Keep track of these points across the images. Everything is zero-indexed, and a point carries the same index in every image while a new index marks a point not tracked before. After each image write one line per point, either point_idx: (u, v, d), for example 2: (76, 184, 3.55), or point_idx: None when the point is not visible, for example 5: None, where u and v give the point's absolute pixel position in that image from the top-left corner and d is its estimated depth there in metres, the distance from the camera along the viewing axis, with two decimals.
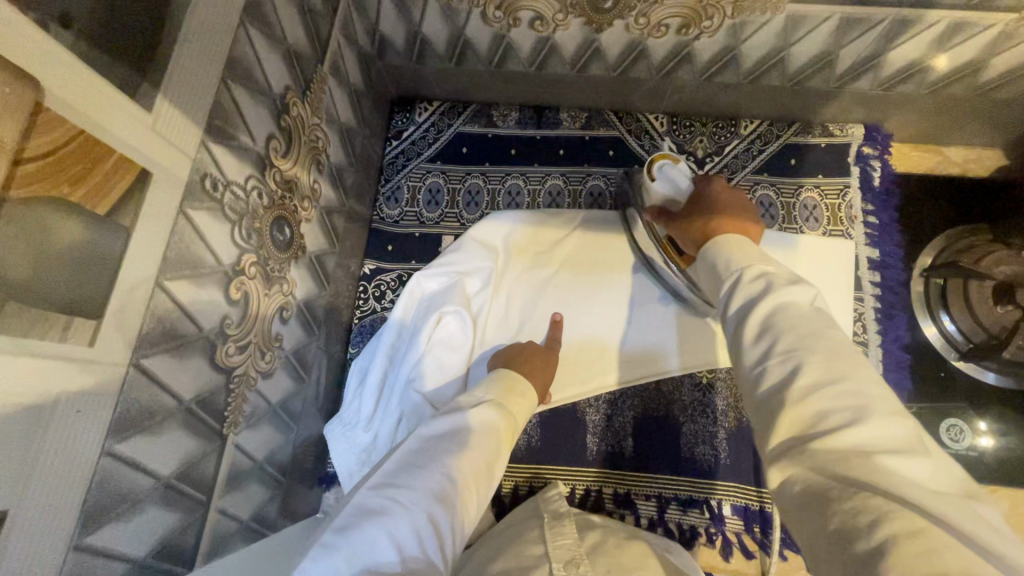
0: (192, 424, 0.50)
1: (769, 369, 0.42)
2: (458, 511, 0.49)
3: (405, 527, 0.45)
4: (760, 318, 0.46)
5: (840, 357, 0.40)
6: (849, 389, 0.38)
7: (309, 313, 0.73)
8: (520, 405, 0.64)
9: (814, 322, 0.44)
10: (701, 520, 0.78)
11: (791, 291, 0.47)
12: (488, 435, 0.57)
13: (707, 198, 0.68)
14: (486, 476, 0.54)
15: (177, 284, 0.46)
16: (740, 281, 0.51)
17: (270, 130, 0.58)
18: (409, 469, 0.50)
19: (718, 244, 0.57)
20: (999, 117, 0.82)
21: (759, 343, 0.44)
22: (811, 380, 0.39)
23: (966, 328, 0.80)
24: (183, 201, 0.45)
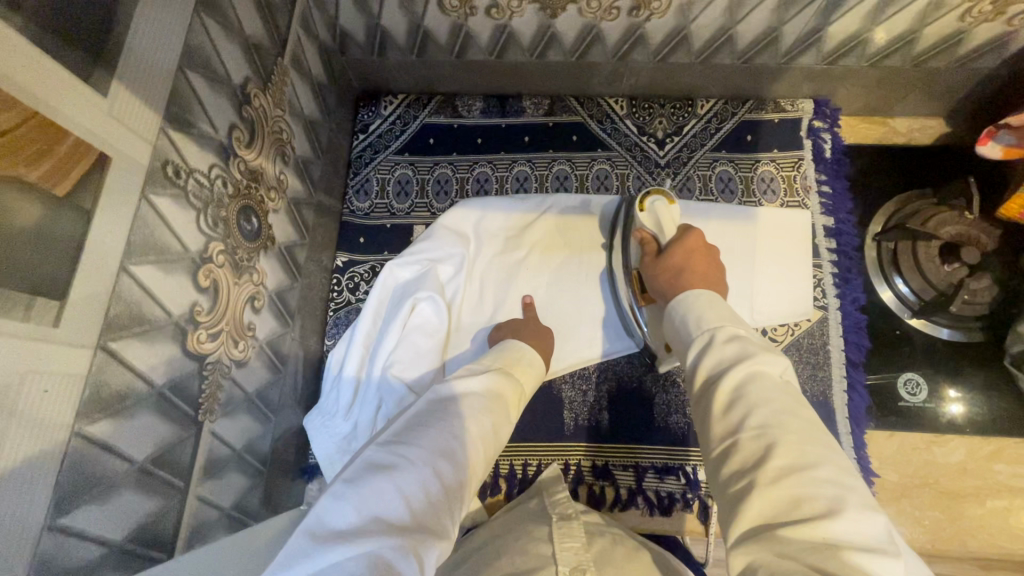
0: (166, 410, 0.50)
1: (742, 443, 0.45)
2: (460, 473, 0.52)
3: (412, 481, 0.47)
4: (730, 388, 0.49)
5: (811, 442, 0.43)
6: (825, 476, 0.41)
7: (283, 305, 0.73)
8: (520, 376, 0.68)
9: (787, 398, 0.47)
10: (679, 486, 0.80)
11: (764, 360, 0.50)
12: (489, 404, 0.61)
13: (684, 248, 0.72)
14: (488, 441, 0.57)
15: (143, 269, 0.46)
16: (713, 343, 0.54)
17: (233, 120, 0.59)
18: (414, 431, 0.53)
19: (691, 305, 0.61)
20: (936, 86, 0.87)
21: (728, 417, 0.48)
22: (783, 462, 0.42)
23: (917, 288, 0.84)
24: (145, 186, 0.46)
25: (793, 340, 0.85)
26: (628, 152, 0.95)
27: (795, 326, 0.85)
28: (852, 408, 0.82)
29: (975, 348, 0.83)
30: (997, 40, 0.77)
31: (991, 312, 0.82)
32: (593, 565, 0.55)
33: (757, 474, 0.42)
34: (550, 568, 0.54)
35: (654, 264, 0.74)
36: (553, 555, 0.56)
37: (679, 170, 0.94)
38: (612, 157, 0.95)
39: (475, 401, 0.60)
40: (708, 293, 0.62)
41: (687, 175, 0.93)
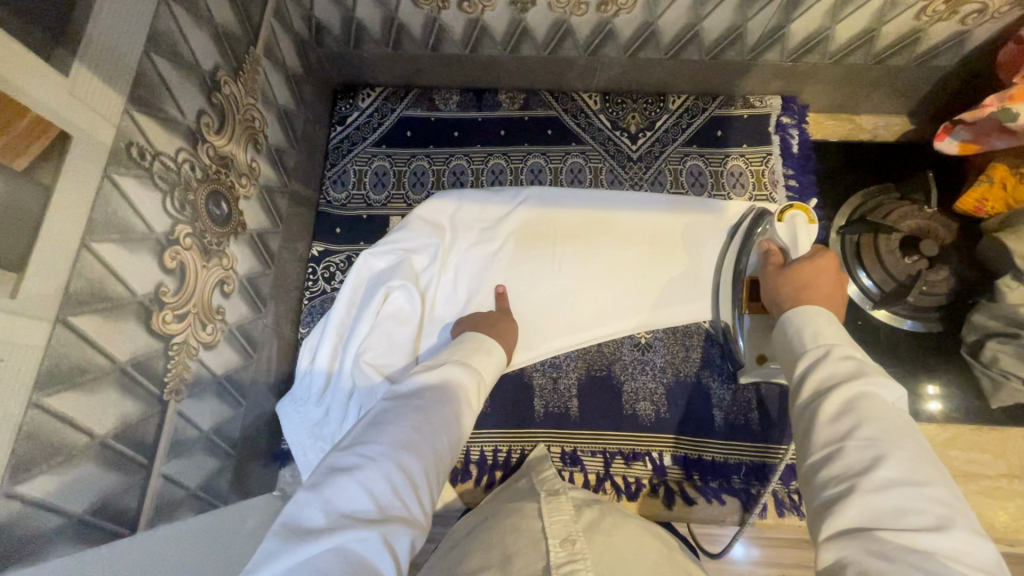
0: (130, 386, 0.51)
1: (845, 451, 0.46)
2: (427, 460, 0.53)
3: (377, 477, 0.49)
4: (840, 400, 0.49)
5: (929, 463, 0.45)
6: (936, 495, 0.42)
7: (254, 290, 0.74)
8: (483, 364, 0.70)
9: (897, 418, 0.47)
10: (645, 472, 0.82)
11: (879, 382, 0.50)
12: (453, 394, 0.62)
13: (811, 268, 0.67)
14: (454, 427, 0.59)
15: (107, 247, 0.47)
16: (825, 358, 0.54)
17: (202, 106, 0.60)
18: (377, 428, 0.55)
19: (810, 318, 0.59)
20: (898, 84, 0.90)
21: (834, 426, 0.48)
22: (892, 473, 0.43)
23: (880, 281, 0.86)
24: (109, 166, 0.47)
25: None
26: (602, 147, 0.97)
27: None
28: None
29: (935, 339, 0.86)
30: (954, 39, 0.80)
31: (947, 302, 0.84)
32: (582, 533, 0.57)
33: (859, 480, 0.43)
34: (540, 545, 0.54)
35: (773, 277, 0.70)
36: (544, 528, 0.58)
37: (651, 164, 0.96)
38: (585, 151, 0.97)
39: (438, 393, 0.61)
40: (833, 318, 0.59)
41: (658, 169, 0.95)
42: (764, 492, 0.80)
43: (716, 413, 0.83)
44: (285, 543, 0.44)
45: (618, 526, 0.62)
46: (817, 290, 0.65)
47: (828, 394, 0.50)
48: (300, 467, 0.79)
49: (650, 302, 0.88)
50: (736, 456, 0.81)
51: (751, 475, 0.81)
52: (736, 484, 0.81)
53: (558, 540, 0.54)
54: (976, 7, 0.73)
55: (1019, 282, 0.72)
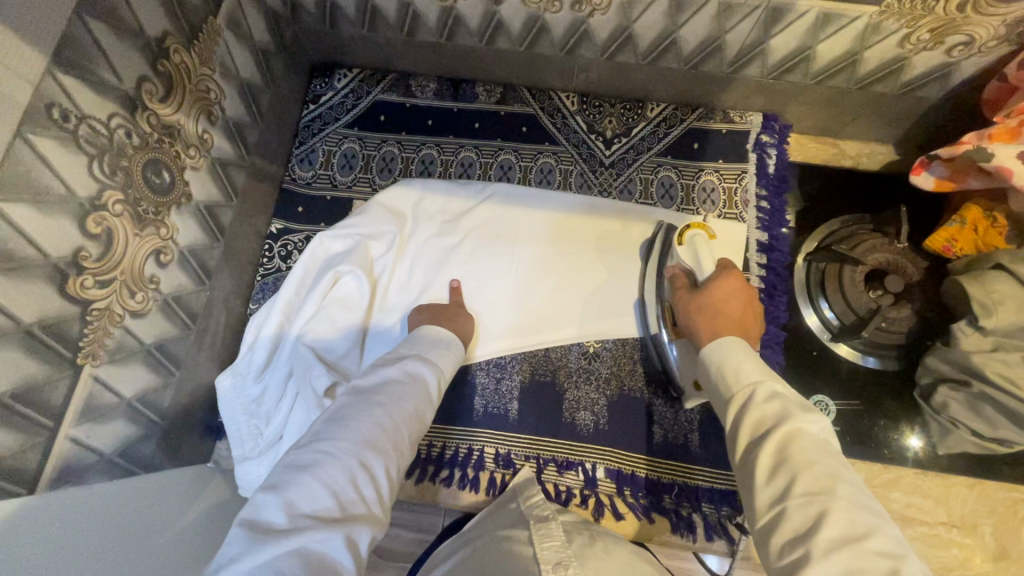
0: (35, 348, 0.51)
1: (789, 511, 0.44)
2: (389, 457, 0.54)
3: (339, 476, 0.49)
4: (773, 451, 0.47)
5: (866, 509, 0.43)
6: (879, 548, 0.40)
7: (197, 262, 0.74)
8: (445, 357, 0.69)
9: (830, 460, 0.46)
10: (577, 482, 0.81)
11: (806, 418, 0.49)
12: (418, 388, 0.62)
13: (719, 289, 0.68)
14: (415, 421, 0.59)
15: (15, 207, 0.47)
16: (752, 402, 0.52)
17: (144, 73, 0.59)
18: (338, 422, 0.54)
19: (725, 352, 0.57)
20: (883, 112, 0.87)
21: (773, 486, 0.46)
22: (837, 534, 0.41)
23: (840, 313, 0.84)
24: (23, 126, 0.47)
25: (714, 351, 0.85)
26: (575, 149, 0.95)
27: None
28: None
29: (891, 378, 0.84)
30: (939, 70, 0.77)
31: (906, 341, 0.82)
32: (574, 561, 0.57)
33: (809, 544, 0.41)
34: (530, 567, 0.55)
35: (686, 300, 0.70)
36: (535, 556, 0.58)
37: (623, 171, 0.94)
38: (558, 152, 0.95)
39: (403, 387, 0.61)
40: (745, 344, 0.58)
41: (629, 177, 0.93)
42: (694, 515, 0.79)
43: (656, 430, 0.82)
44: (245, 546, 0.44)
45: (604, 551, 0.62)
46: (730, 312, 0.66)
47: (761, 447, 0.48)
48: (232, 442, 0.79)
49: (604, 312, 0.86)
50: (670, 476, 0.80)
51: (683, 496, 0.79)
52: (667, 503, 0.79)
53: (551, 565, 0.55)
54: (962, 39, 0.70)
55: (972, 327, 0.70)
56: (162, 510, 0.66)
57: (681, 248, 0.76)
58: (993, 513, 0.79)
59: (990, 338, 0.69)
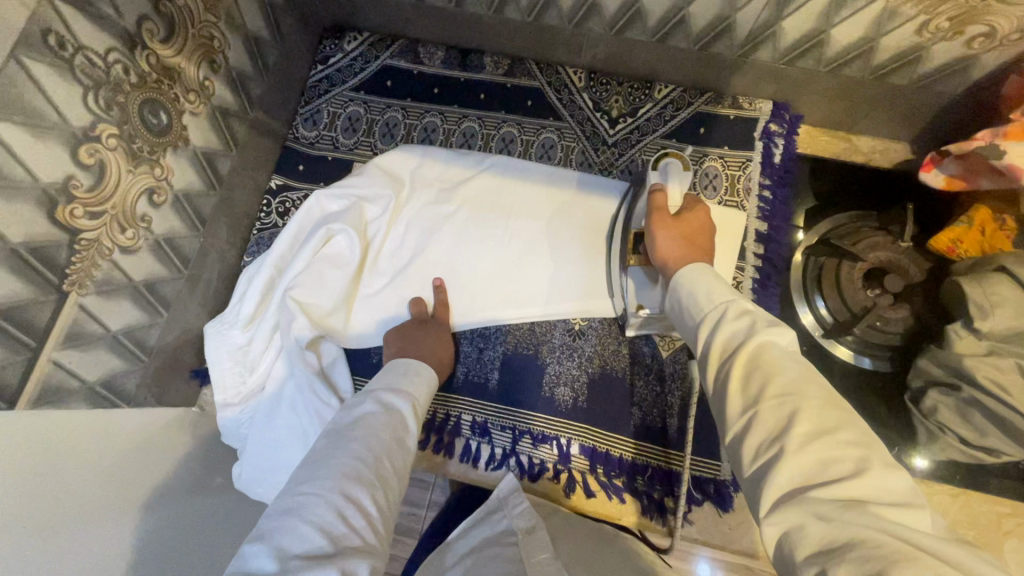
0: (21, 268, 0.53)
1: (760, 415, 0.43)
2: (375, 487, 0.55)
3: (325, 513, 0.51)
4: (743, 364, 0.47)
5: (834, 404, 0.43)
6: (848, 438, 0.40)
7: (191, 208, 0.75)
8: (418, 385, 0.70)
9: (797, 364, 0.46)
10: (550, 456, 0.81)
11: (773, 330, 0.48)
12: (396, 417, 0.63)
13: (693, 220, 0.68)
14: (397, 449, 0.60)
15: (6, 127, 0.48)
16: (723, 320, 0.51)
17: (145, 11, 0.60)
18: (318, 464, 0.55)
19: (699, 279, 0.56)
20: (898, 106, 0.84)
21: (747, 394, 0.45)
22: (808, 429, 0.41)
23: (834, 309, 0.82)
24: (18, 48, 0.48)
25: None
26: (578, 127, 0.94)
27: None
28: None
29: (883, 382, 0.81)
30: (958, 64, 0.74)
31: (899, 343, 0.80)
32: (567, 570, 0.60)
33: (785, 439, 0.41)
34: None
35: (660, 221, 0.68)
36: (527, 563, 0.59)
37: (625, 152, 0.93)
38: (561, 128, 0.94)
39: (379, 417, 0.62)
40: (714, 270, 0.57)
41: (631, 158, 0.92)
42: (666, 499, 0.78)
43: (635, 412, 0.81)
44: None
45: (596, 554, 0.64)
46: (698, 239, 0.67)
47: (732, 361, 0.47)
48: (214, 387, 0.81)
49: (591, 291, 0.85)
50: (645, 459, 0.80)
51: (656, 480, 0.79)
52: (639, 485, 0.79)
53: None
54: (982, 29, 0.67)
55: (967, 330, 0.68)
56: (156, 454, 0.69)
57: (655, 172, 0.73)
58: (975, 525, 0.77)
59: (984, 342, 0.67)
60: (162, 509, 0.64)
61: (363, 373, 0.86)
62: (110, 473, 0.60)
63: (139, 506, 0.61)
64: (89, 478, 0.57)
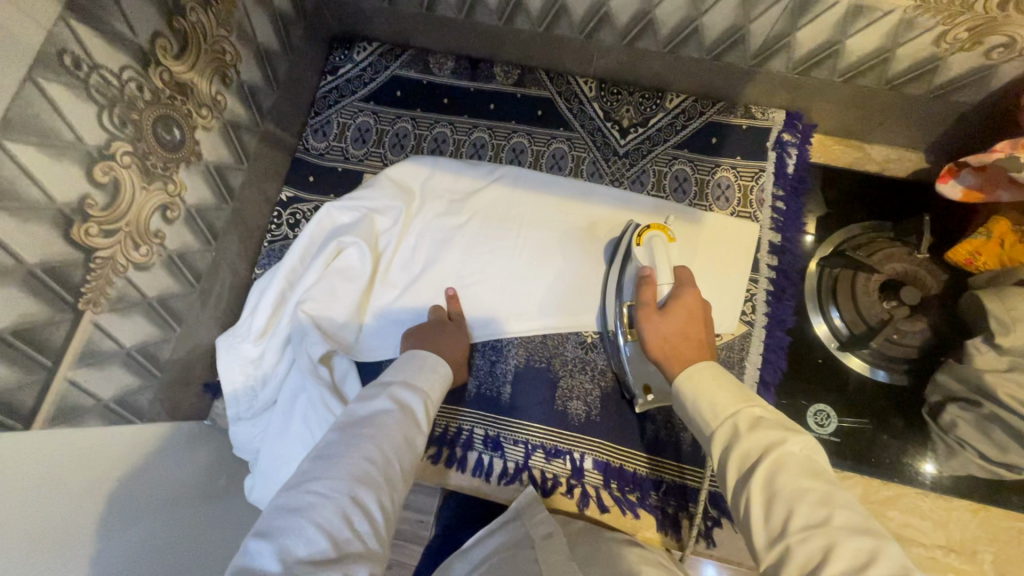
0: (37, 288, 0.53)
1: (790, 548, 0.43)
2: (382, 491, 0.55)
3: (332, 515, 0.51)
4: (763, 479, 0.47)
5: (864, 530, 0.43)
6: (884, 572, 0.40)
7: (204, 222, 0.75)
8: (430, 382, 0.70)
9: (820, 484, 0.46)
10: (563, 470, 0.80)
11: (789, 440, 0.48)
12: (409, 418, 0.63)
13: (682, 313, 0.70)
14: (405, 452, 0.60)
15: (22, 148, 0.48)
16: (737, 435, 0.51)
17: (158, 28, 0.60)
18: (328, 460, 0.55)
19: (696, 387, 0.57)
20: (913, 115, 0.83)
21: (770, 523, 0.46)
22: (840, 567, 0.41)
23: (850, 321, 0.81)
24: (34, 69, 0.48)
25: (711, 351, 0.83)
26: (589, 136, 0.93)
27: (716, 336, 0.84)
28: None
29: (899, 395, 0.80)
30: (975, 74, 0.73)
31: (917, 355, 0.79)
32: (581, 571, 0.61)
33: None
34: None
35: (651, 319, 0.70)
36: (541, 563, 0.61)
37: (636, 162, 0.92)
38: (572, 138, 0.94)
39: (392, 417, 0.62)
40: (719, 374, 0.58)
41: (643, 169, 0.92)
42: (681, 515, 0.77)
43: (648, 426, 0.81)
44: None
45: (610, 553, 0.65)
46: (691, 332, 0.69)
47: (752, 479, 0.48)
48: (226, 401, 0.81)
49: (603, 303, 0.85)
50: (658, 474, 0.79)
51: (670, 495, 0.78)
52: (653, 500, 0.78)
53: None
54: (1002, 40, 0.66)
55: (988, 345, 0.67)
56: (159, 467, 0.69)
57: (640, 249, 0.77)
58: (995, 541, 0.75)
59: (1006, 358, 0.65)
60: (158, 524, 0.63)
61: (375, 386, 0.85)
62: (102, 502, 0.58)
63: (133, 522, 0.60)
64: (76, 503, 0.55)
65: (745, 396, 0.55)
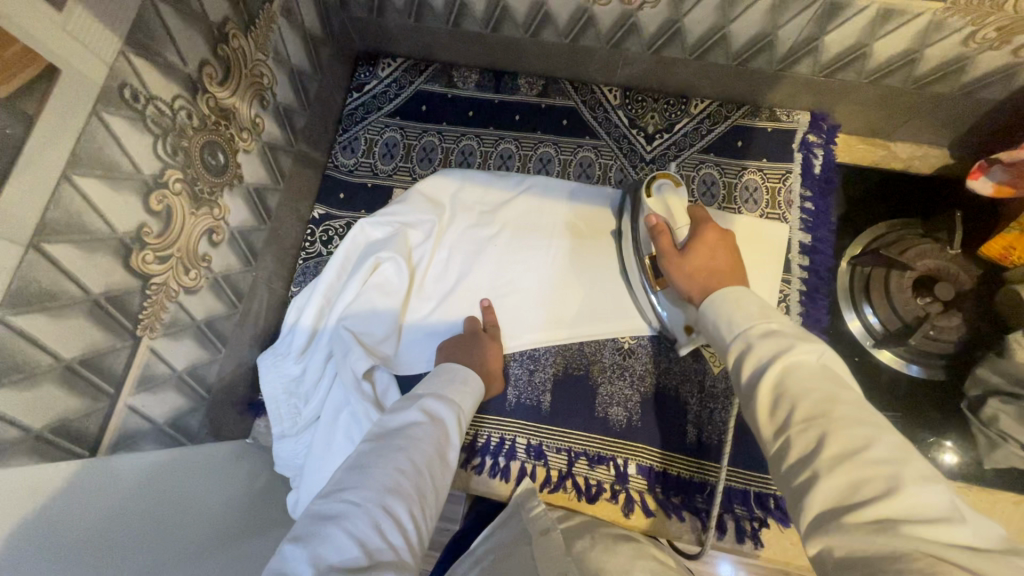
0: (101, 317, 0.54)
1: (791, 440, 0.44)
2: (413, 502, 0.54)
3: (365, 524, 0.49)
4: (772, 383, 0.47)
5: (859, 421, 0.42)
6: (878, 457, 0.40)
7: (246, 243, 0.76)
8: (461, 395, 0.69)
9: (826, 385, 0.45)
10: (607, 476, 0.81)
11: (802, 350, 0.48)
12: (439, 429, 0.63)
13: (702, 246, 0.68)
14: (436, 464, 0.59)
15: (88, 182, 0.49)
16: (751, 343, 0.51)
17: (205, 57, 0.61)
18: (360, 470, 0.55)
19: (714, 307, 0.57)
20: (938, 113, 0.84)
21: (776, 419, 0.46)
22: (836, 451, 0.41)
23: (886, 320, 0.81)
24: (98, 104, 0.49)
25: None
26: (615, 144, 0.94)
27: None
28: None
29: (935, 389, 0.81)
30: (1002, 72, 0.74)
31: (954, 350, 0.79)
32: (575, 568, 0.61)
33: (816, 464, 0.41)
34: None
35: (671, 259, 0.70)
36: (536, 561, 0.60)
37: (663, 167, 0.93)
38: (598, 146, 0.95)
39: (422, 428, 0.61)
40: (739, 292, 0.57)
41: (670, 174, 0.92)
42: (726, 517, 0.78)
43: (690, 430, 0.81)
44: None
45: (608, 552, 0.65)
46: (714, 262, 0.67)
47: (758, 387, 0.48)
48: (272, 420, 0.82)
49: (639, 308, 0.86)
50: (702, 477, 0.80)
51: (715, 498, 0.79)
52: (698, 503, 0.79)
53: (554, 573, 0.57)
54: None
55: None
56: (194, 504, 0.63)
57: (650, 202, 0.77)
58: None
59: None
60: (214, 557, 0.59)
61: None
62: (99, 561, 0.48)
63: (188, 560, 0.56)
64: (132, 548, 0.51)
65: (762, 312, 0.54)
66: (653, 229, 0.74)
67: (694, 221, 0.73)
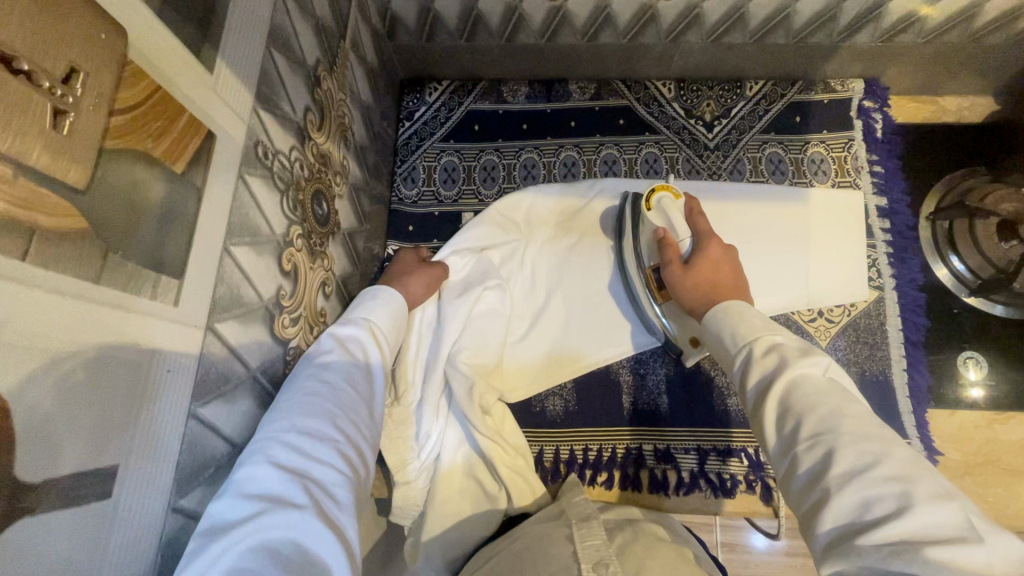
0: (259, 393, 0.50)
1: (799, 457, 0.43)
2: (338, 419, 0.46)
3: (284, 451, 0.41)
4: (776, 401, 0.47)
5: (869, 437, 0.41)
6: (888, 473, 0.38)
7: (346, 290, 0.72)
8: (393, 321, 0.61)
9: (831, 398, 0.44)
10: (741, 468, 0.80)
11: (805, 362, 0.48)
12: (354, 349, 0.55)
13: (707, 262, 0.69)
14: (358, 381, 0.52)
15: (241, 251, 0.45)
16: (750, 360, 0.52)
17: (307, 103, 0.58)
18: (273, 408, 0.46)
19: (720, 321, 0.58)
20: (989, 64, 0.87)
21: (784, 434, 0.45)
22: (844, 468, 0.40)
23: (975, 266, 0.84)
24: (242, 166, 0.45)
25: (850, 321, 0.84)
26: (677, 135, 0.94)
27: (851, 306, 0.85)
28: (914, 387, 0.82)
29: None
30: None
31: None
32: (617, 559, 0.53)
33: (824, 483, 0.40)
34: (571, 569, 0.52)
35: (678, 275, 0.69)
36: (575, 553, 0.54)
37: (727, 152, 0.92)
38: (660, 141, 0.93)
39: (335, 350, 0.53)
40: (740, 308, 0.58)
41: (737, 158, 0.92)
42: None
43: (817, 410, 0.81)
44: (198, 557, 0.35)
45: (651, 548, 0.56)
46: (722, 283, 0.67)
47: (767, 392, 0.47)
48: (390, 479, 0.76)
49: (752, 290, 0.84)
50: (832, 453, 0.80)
51: None
52: None
53: (592, 565, 0.51)
54: None
55: None
56: None
57: (651, 212, 0.76)
58: None
59: None
60: None
61: (536, 424, 0.84)
62: None
63: None
64: None
65: (764, 325, 0.54)
66: (660, 243, 0.73)
67: (698, 235, 0.73)
